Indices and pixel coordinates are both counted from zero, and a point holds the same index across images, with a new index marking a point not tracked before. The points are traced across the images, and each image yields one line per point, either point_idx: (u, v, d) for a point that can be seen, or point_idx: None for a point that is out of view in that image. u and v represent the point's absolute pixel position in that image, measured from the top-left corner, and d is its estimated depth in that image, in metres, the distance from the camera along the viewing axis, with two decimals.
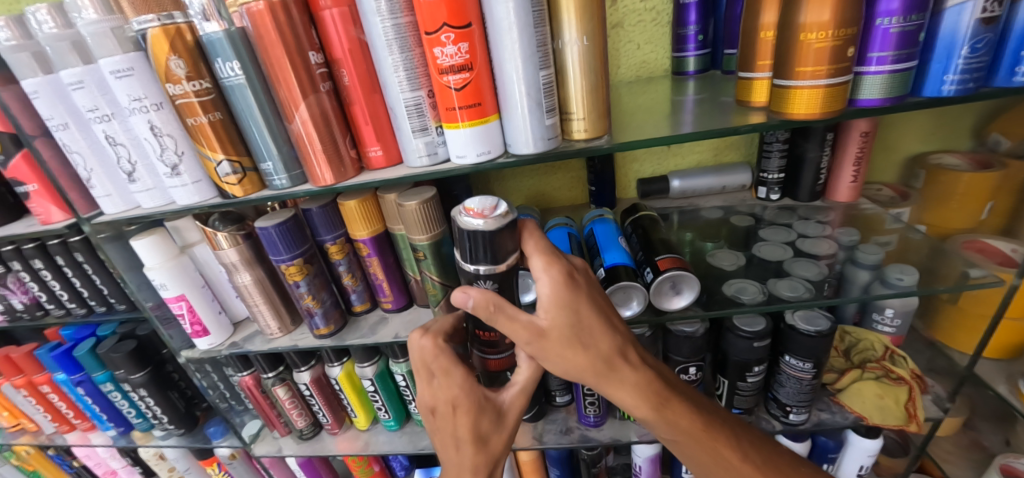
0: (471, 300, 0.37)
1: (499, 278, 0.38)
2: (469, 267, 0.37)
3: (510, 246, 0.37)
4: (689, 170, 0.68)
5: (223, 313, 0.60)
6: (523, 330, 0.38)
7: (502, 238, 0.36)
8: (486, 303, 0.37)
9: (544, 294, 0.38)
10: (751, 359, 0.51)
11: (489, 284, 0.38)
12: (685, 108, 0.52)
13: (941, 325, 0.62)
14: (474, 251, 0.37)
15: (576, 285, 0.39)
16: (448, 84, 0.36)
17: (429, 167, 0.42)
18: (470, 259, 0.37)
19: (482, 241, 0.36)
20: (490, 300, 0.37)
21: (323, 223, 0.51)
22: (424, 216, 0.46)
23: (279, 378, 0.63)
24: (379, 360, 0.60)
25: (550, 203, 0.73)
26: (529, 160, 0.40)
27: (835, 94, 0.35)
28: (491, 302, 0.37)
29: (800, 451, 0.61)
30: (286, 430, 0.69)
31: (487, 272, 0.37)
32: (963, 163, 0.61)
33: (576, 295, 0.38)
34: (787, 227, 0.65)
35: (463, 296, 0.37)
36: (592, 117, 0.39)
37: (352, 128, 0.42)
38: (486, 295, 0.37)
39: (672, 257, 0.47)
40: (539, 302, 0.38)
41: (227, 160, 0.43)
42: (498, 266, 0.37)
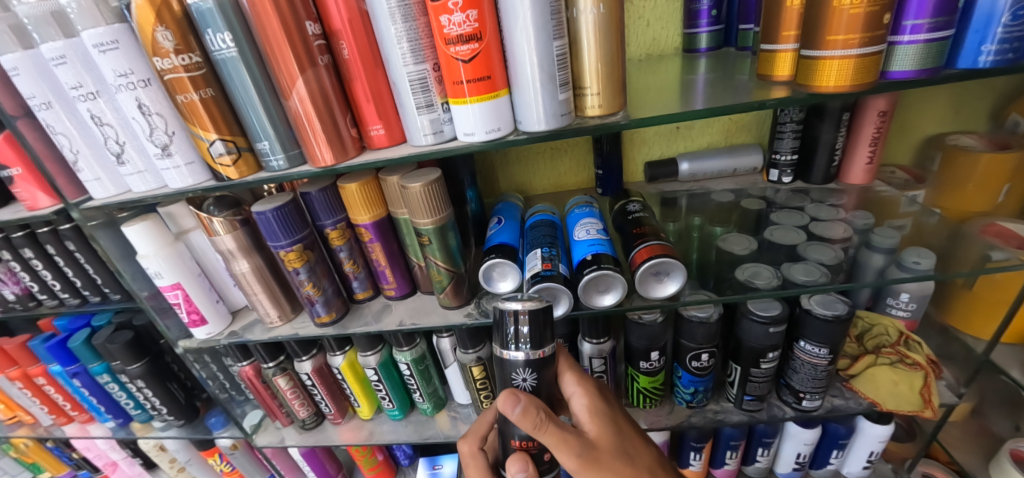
0: (519, 405, 0.35)
1: (537, 373, 0.38)
2: (513, 352, 0.37)
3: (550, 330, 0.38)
4: (699, 152, 0.66)
5: (221, 302, 0.58)
6: (572, 439, 0.38)
7: (546, 325, 0.37)
8: (534, 410, 0.36)
9: (582, 407, 0.41)
10: (766, 345, 0.49)
11: (528, 378, 0.38)
12: (697, 87, 0.50)
13: (954, 310, 0.61)
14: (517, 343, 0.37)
15: (608, 400, 0.43)
16: (455, 56, 0.34)
17: (434, 146, 0.40)
18: (513, 343, 0.37)
19: (529, 336, 0.37)
20: (537, 406, 0.36)
21: (324, 207, 0.49)
22: (428, 198, 0.44)
23: (279, 368, 0.61)
24: (382, 349, 0.58)
25: (554, 187, 0.71)
26: (540, 139, 0.38)
27: (868, 64, 0.33)
28: (538, 409, 0.36)
29: (810, 437, 0.60)
30: (288, 419, 0.67)
31: (529, 366, 0.37)
32: (981, 143, 0.59)
33: (610, 409, 0.42)
34: (799, 210, 0.63)
35: (513, 401, 0.35)
36: (606, 92, 0.37)
37: (352, 106, 0.40)
38: (533, 400, 0.36)
39: (658, 244, 0.44)
40: (579, 417, 0.41)
41: (220, 140, 0.41)
42: (541, 349, 0.37)
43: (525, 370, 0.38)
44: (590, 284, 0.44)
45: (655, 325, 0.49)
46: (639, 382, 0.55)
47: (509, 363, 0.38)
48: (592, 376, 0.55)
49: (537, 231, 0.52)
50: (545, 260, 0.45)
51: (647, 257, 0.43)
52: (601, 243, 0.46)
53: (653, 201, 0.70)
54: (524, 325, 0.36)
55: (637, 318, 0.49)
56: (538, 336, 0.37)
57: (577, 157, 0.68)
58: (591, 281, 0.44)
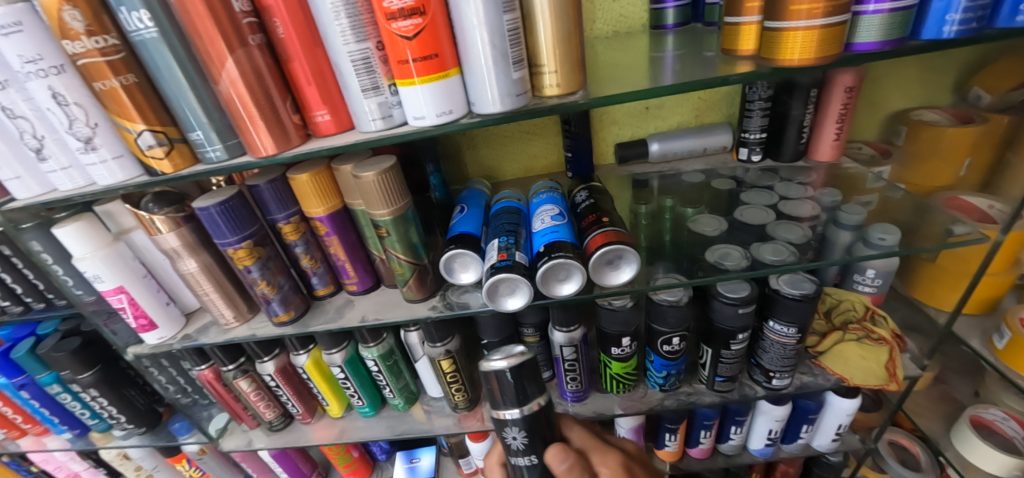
0: (566, 461, 0.40)
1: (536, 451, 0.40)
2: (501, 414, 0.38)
3: (533, 386, 0.38)
4: (669, 132, 0.65)
5: (172, 304, 0.55)
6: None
7: (526, 378, 0.38)
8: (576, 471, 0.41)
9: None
10: (736, 327, 0.49)
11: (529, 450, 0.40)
12: (664, 64, 0.48)
13: (919, 283, 0.62)
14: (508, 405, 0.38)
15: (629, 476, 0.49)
16: (398, 32, 0.31)
17: (384, 131, 0.37)
18: (498, 406, 0.38)
19: (514, 393, 0.37)
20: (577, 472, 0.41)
21: (273, 200, 0.46)
22: (381, 188, 0.42)
23: (240, 370, 0.58)
24: (347, 345, 0.56)
25: (524, 172, 0.69)
26: (497, 121, 0.36)
27: (832, 34, 0.31)
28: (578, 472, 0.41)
29: (780, 414, 0.61)
30: (254, 422, 0.64)
31: (522, 425, 0.38)
32: (945, 118, 0.60)
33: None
34: (768, 188, 0.62)
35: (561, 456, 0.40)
36: (564, 71, 0.35)
37: (292, 90, 0.37)
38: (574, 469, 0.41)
39: (611, 231, 0.44)
40: None
41: (149, 131, 0.38)
42: (527, 407, 0.38)
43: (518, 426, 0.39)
44: (549, 274, 0.43)
45: (626, 310, 0.48)
46: (611, 368, 0.54)
47: (505, 423, 0.39)
48: (564, 364, 0.54)
49: (500, 219, 0.51)
50: (501, 249, 0.45)
51: (601, 244, 0.42)
52: (557, 232, 0.46)
53: (625, 184, 0.68)
54: (507, 383, 0.37)
55: (607, 304, 0.48)
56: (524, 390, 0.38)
57: (546, 140, 0.66)
58: (549, 270, 0.43)
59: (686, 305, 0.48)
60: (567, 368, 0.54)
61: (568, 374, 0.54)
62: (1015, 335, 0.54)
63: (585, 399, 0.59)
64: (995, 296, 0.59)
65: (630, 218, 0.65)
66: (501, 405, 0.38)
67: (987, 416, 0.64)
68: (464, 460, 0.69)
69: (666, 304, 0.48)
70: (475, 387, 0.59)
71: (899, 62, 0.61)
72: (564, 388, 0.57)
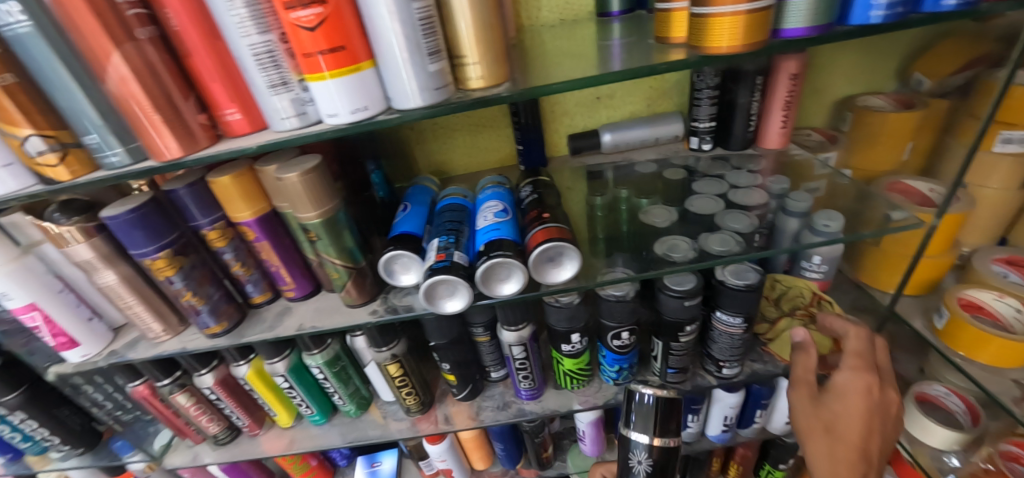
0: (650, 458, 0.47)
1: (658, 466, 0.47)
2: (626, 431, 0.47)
3: (675, 418, 0.47)
4: (621, 122, 0.64)
5: (95, 319, 0.51)
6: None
7: (673, 409, 0.47)
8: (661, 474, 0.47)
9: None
10: (684, 319, 0.49)
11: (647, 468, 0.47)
12: (613, 52, 0.47)
13: (865, 266, 0.63)
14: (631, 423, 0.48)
15: None
16: (298, 22, 0.28)
17: (299, 130, 0.35)
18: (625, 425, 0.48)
19: (657, 420, 0.46)
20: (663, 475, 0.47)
21: (194, 204, 0.43)
22: (305, 189, 0.39)
23: (177, 385, 0.54)
24: (290, 354, 0.53)
25: (477, 166, 0.67)
26: (420, 117, 0.34)
27: (757, 21, 0.30)
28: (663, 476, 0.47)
29: (734, 400, 0.62)
30: (199, 437, 0.61)
31: (650, 450, 0.46)
32: (888, 104, 0.61)
33: None
34: (719, 177, 0.62)
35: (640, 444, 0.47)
36: (488, 62, 0.33)
37: (196, 87, 0.34)
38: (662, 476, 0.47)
39: (553, 227, 0.43)
40: None
41: (36, 135, 0.34)
42: (652, 440, 0.46)
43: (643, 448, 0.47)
44: (488, 274, 0.42)
45: (573, 307, 0.48)
46: (564, 364, 0.54)
47: (632, 443, 0.47)
48: (514, 362, 0.53)
49: (443, 217, 0.49)
50: (440, 250, 0.43)
51: (543, 240, 0.41)
52: (500, 229, 0.44)
53: (580, 176, 0.67)
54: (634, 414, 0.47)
55: (554, 301, 0.48)
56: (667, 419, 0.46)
57: (497, 133, 0.64)
58: (489, 270, 0.42)
59: (632, 301, 0.48)
60: (518, 366, 0.53)
61: (520, 372, 0.54)
62: (952, 315, 0.56)
63: (540, 397, 0.59)
64: (934, 276, 0.61)
65: (586, 211, 0.64)
66: (635, 424, 0.47)
67: (930, 392, 0.66)
68: (425, 462, 0.68)
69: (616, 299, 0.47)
70: (428, 390, 0.58)
71: (842, 47, 0.61)
72: (518, 387, 0.56)
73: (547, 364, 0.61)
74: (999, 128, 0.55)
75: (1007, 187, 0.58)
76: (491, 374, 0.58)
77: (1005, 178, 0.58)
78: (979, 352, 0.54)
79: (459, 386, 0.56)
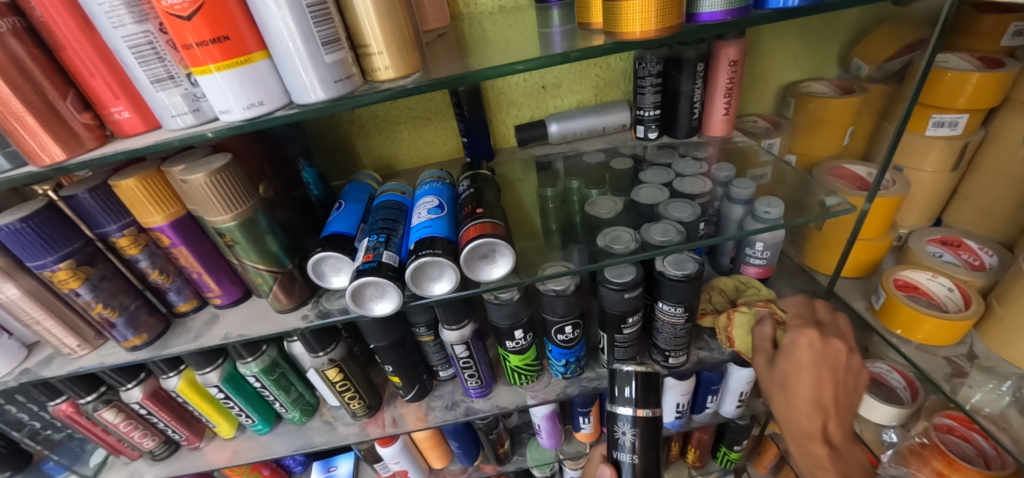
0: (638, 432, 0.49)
1: (641, 436, 0.50)
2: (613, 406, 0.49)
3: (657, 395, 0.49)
4: (568, 112, 0.63)
5: (4, 337, 0.46)
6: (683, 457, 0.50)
7: (652, 386, 0.49)
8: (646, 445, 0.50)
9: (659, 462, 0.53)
10: (626, 311, 0.48)
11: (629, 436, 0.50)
12: (554, 38, 0.44)
13: (809, 251, 0.64)
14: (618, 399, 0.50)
15: None
16: (172, 10, 0.26)
17: (197, 127, 0.33)
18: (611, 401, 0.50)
19: (639, 395, 0.48)
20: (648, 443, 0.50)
21: (96, 210, 0.39)
22: (215, 192, 0.37)
23: (102, 401, 0.51)
24: (223, 363, 0.51)
25: (422, 160, 0.65)
26: (323, 110, 0.32)
27: (667, 7, 0.30)
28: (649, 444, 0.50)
29: (685, 387, 0.62)
30: (135, 453, 0.58)
31: (635, 423, 0.49)
32: (830, 90, 0.61)
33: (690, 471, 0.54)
34: (667, 166, 0.61)
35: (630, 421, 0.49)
36: (394, 51, 0.31)
37: (75, 83, 0.31)
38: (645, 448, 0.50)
39: (486, 222, 0.41)
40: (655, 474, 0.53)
41: None
42: (636, 411, 0.48)
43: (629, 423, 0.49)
44: (418, 273, 0.41)
45: (512, 303, 0.47)
46: (510, 361, 0.53)
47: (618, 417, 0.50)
48: (459, 361, 0.52)
49: (376, 215, 0.46)
50: (368, 250, 0.41)
51: (475, 236, 0.40)
52: (432, 226, 0.42)
53: (530, 167, 0.66)
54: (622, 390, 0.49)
55: (494, 298, 0.47)
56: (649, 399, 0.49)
57: (440, 126, 0.62)
58: (418, 269, 0.40)
59: (572, 294, 0.47)
60: (463, 365, 0.53)
61: (466, 371, 0.53)
62: (888, 296, 0.57)
63: (490, 394, 0.58)
64: (872, 258, 0.63)
65: (537, 203, 0.63)
66: (620, 401, 0.49)
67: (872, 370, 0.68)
68: (380, 465, 0.66)
69: (558, 291, 0.47)
70: (373, 392, 0.57)
71: (785, 33, 0.61)
72: (465, 385, 0.56)
73: (497, 361, 0.60)
74: (932, 112, 0.57)
75: (941, 171, 0.60)
76: (439, 374, 0.58)
77: (938, 161, 0.59)
78: (915, 331, 0.56)
79: (406, 388, 0.55)
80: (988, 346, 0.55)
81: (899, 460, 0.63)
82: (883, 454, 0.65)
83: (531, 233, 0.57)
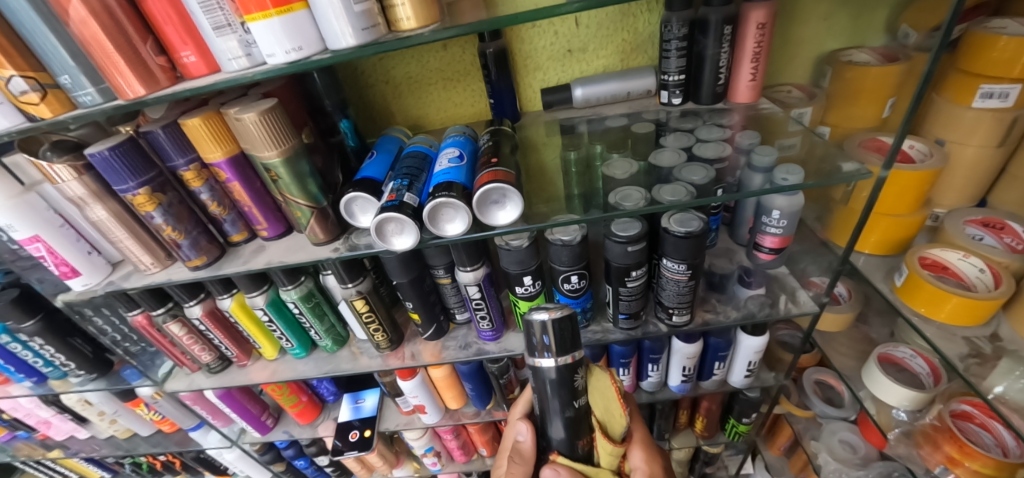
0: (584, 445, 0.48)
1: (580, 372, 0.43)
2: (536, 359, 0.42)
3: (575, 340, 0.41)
4: (593, 76, 0.64)
5: (95, 253, 0.54)
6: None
7: (568, 332, 0.41)
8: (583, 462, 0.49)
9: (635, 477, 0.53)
10: (629, 264, 0.53)
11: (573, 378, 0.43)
12: None
13: (832, 223, 0.61)
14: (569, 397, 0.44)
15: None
16: None
17: (249, 70, 0.38)
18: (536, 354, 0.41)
19: (556, 344, 0.40)
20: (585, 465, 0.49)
21: (170, 145, 0.46)
22: (264, 130, 0.43)
23: (169, 315, 0.60)
24: (268, 289, 0.58)
25: (451, 120, 0.68)
26: (352, 56, 0.37)
27: None
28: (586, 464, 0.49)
29: (691, 350, 0.69)
30: (194, 365, 0.67)
31: (565, 370, 0.42)
32: (873, 58, 0.57)
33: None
34: (688, 132, 0.61)
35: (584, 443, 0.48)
36: (415, 2, 0.35)
37: (153, 31, 0.37)
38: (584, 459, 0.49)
39: (497, 170, 0.45)
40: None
41: (18, 76, 0.37)
42: (568, 358, 0.41)
43: (549, 377, 0.42)
44: (434, 214, 0.45)
45: (521, 250, 0.52)
46: (521, 307, 0.58)
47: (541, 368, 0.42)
48: (472, 303, 0.58)
49: (404, 163, 0.50)
50: (392, 191, 0.46)
51: (488, 181, 0.44)
52: (453, 172, 0.47)
53: (553, 130, 0.68)
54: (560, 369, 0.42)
55: (505, 244, 0.52)
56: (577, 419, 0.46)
57: (468, 87, 0.65)
58: (437, 207, 0.44)
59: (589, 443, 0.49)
60: (476, 307, 0.58)
61: (478, 312, 0.59)
62: (910, 273, 0.56)
63: (501, 338, 0.63)
64: (900, 235, 0.61)
65: (561, 166, 0.64)
66: (541, 353, 0.41)
67: (896, 353, 0.66)
68: (402, 399, 0.75)
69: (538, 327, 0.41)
70: (396, 328, 0.64)
71: None
72: (479, 327, 0.61)
73: (509, 310, 0.66)
74: (981, 81, 0.53)
75: (987, 145, 0.56)
76: (455, 316, 0.63)
77: (984, 136, 0.55)
78: (937, 310, 0.55)
79: (424, 326, 0.61)
80: (1015, 330, 0.53)
81: (907, 440, 0.63)
82: (890, 432, 0.65)
83: (554, 198, 0.58)
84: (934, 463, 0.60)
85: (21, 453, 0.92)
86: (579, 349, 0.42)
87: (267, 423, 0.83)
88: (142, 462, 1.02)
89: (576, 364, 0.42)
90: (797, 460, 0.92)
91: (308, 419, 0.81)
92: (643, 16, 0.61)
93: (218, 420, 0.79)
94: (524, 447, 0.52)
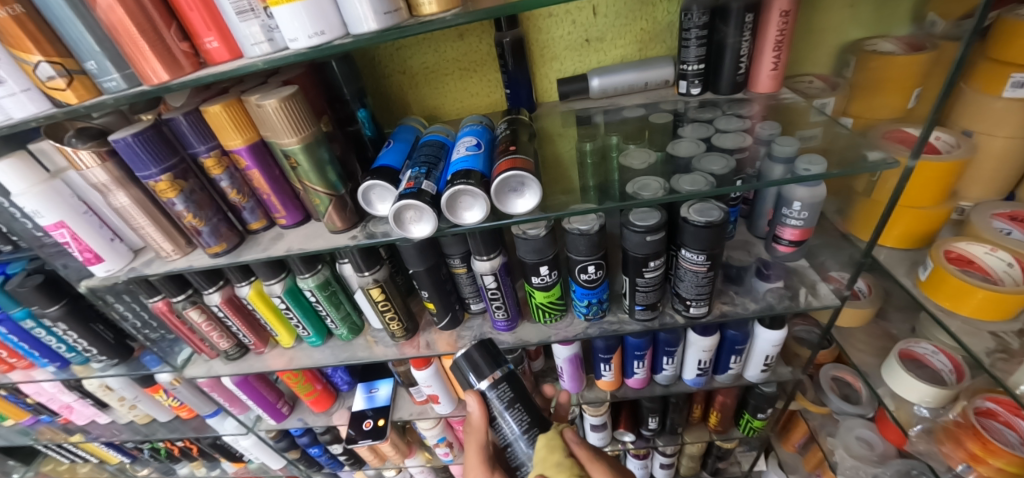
0: None
1: (505, 379, 0.51)
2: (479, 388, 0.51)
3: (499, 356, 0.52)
4: (611, 66, 0.63)
5: (117, 240, 0.55)
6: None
7: (490, 352, 0.52)
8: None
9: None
10: (646, 254, 0.52)
11: (494, 392, 0.51)
12: None
13: (853, 217, 0.60)
14: (507, 405, 0.50)
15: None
16: None
17: (269, 56, 0.38)
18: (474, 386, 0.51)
19: (479, 359, 0.51)
20: None
21: (192, 131, 0.46)
22: (284, 116, 0.43)
23: (189, 301, 0.61)
24: (286, 277, 0.59)
25: (466, 111, 0.68)
26: (373, 40, 0.37)
27: None
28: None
29: (706, 344, 0.69)
30: (213, 352, 0.69)
31: (497, 386, 0.50)
32: (897, 47, 0.56)
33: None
34: (707, 122, 0.61)
35: None
36: None
37: (177, 17, 0.37)
38: None
39: (516, 158, 0.45)
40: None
41: (46, 62, 0.38)
42: (494, 374, 0.51)
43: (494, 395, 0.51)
44: (453, 202, 0.45)
45: (538, 239, 0.51)
46: (536, 297, 0.59)
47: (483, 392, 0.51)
48: (487, 292, 0.58)
49: (421, 151, 0.50)
50: (410, 178, 0.46)
51: (507, 169, 0.44)
52: (471, 160, 0.46)
53: (569, 121, 0.67)
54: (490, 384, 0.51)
55: (522, 233, 0.52)
56: (525, 399, 0.51)
57: (483, 77, 0.64)
58: (455, 195, 0.44)
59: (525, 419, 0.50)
60: (491, 297, 0.58)
61: (494, 302, 0.59)
62: (936, 266, 0.55)
63: (516, 329, 0.64)
64: (925, 229, 0.59)
65: (577, 157, 0.63)
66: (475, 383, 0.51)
67: (917, 349, 0.64)
68: (415, 389, 0.76)
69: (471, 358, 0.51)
70: (411, 318, 0.64)
71: None
72: (494, 317, 0.62)
73: (524, 301, 0.66)
74: (1012, 70, 0.51)
75: (1017, 136, 0.54)
76: (469, 306, 0.63)
77: (1015, 126, 0.54)
78: (962, 304, 0.53)
79: (439, 315, 0.61)
80: None
81: (929, 437, 0.62)
82: (910, 428, 0.63)
83: (569, 189, 0.57)
84: (956, 460, 0.58)
85: (43, 436, 0.95)
86: (500, 364, 0.52)
87: (283, 410, 0.84)
88: (160, 448, 1.04)
89: (497, 379, 0.50)
90: (813, 457, 0.91)
91: (323, 407, 0.82)
92: (662, 4, 0.60)
93: (235, 407, 0.80)
94: (474, 418, 0.52)
